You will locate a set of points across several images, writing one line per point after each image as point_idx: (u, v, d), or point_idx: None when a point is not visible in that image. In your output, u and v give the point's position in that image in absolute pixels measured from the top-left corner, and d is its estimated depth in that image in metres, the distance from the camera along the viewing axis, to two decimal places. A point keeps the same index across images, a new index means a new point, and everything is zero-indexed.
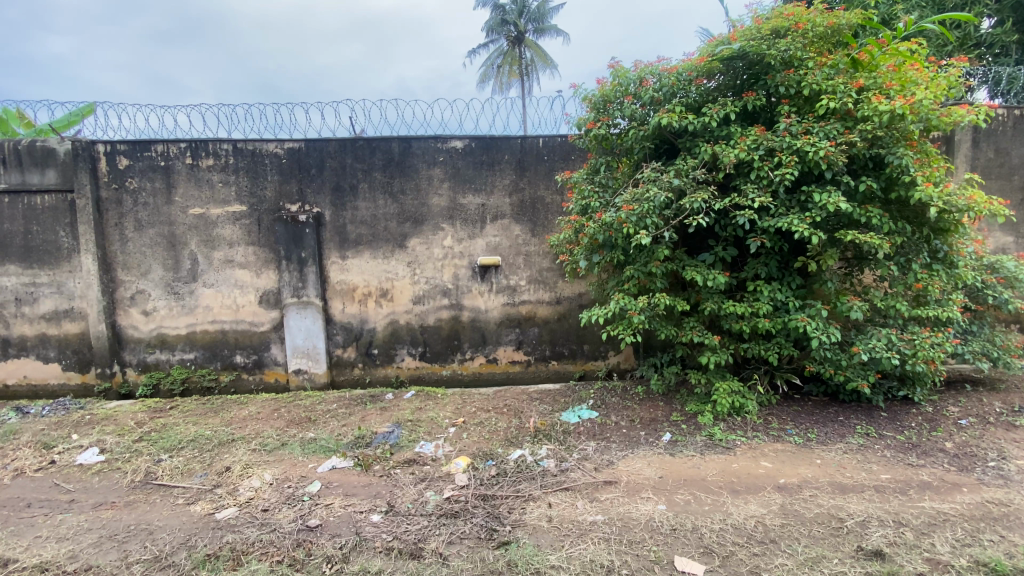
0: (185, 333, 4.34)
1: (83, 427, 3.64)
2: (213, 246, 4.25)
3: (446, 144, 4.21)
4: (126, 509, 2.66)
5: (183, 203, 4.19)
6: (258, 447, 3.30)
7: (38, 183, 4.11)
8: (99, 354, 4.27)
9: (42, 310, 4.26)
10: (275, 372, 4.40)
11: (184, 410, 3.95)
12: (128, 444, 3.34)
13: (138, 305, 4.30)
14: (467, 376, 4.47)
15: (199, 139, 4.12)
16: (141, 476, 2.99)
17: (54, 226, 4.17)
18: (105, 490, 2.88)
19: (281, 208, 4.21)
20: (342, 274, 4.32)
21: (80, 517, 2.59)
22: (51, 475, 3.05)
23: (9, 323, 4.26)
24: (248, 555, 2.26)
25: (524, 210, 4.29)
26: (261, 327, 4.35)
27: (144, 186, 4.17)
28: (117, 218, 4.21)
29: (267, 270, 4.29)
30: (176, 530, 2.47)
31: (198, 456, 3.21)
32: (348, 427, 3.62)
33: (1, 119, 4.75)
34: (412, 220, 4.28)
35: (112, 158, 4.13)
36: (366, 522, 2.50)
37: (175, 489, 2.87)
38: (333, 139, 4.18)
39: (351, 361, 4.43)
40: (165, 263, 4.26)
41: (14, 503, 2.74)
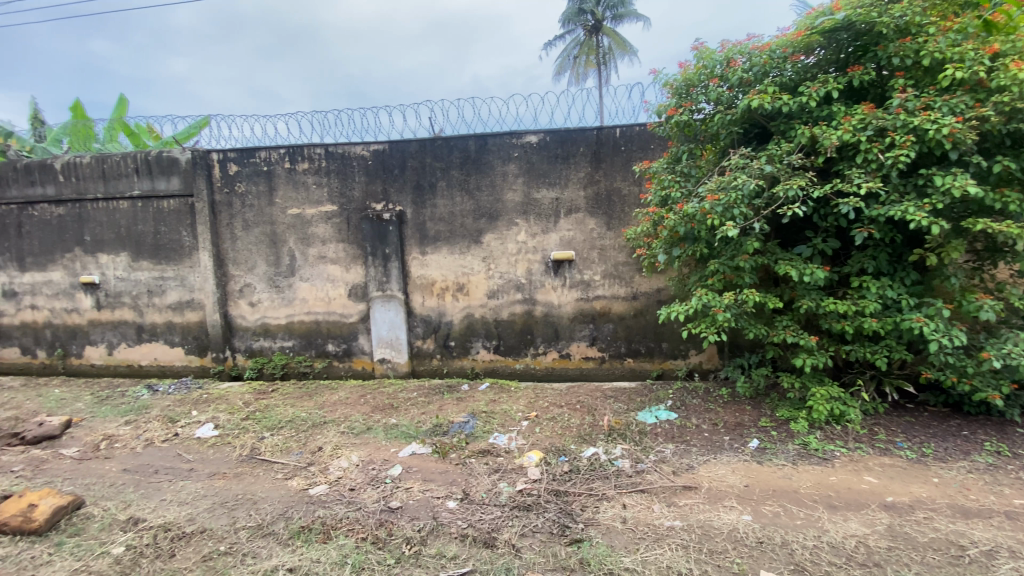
0: (285, 323, 4.74)
1: (200, 405, 4.10)
2: (308, 243, 4.59)
3: (521, 139, 4.22)
4: (235, 480, 2.97)
5: (283, 204, 4.57)
6: (346, 430, 3.54)
7: (165, 188, 4.67)
8: (215, 340, 4.78)
9: (169, 300, 4.85)
10: (361, 360, 4.68)
11: (284, 393, 4.34)
12: (238, 422, 3.73)
13: (246, 297, 4.76)
14: (541, 371, 4.46)
15: (296, 145, 4.47)
16: (248, 451, 3.31)
17: (178, 226, 4.72)
18: (217, 461, 3.22)
19: (367, 207, 4.46)
20: (422, 269, 4.49)
21: (198, 485, 2.93)
22: (175, 445, 3.47)
23: (142, 312, 4.90)
24: (337, 530, 2.42)
25: (600, 202, 4.19)
26: (350, 318, 4.65)
27: (250, 190, 4.59)
28: (227, 219, 4.67)
29: (354, 266, 4.56)
30: (276, 502, 2.71)
31: (295, 435, 3.51)
32: (426, 415, 3.77)
33: (136, 134, 5.45)
34: (487, 215, 4.35)
35: (224, 165, 4.59)
36: (444, 508, 2.59)
37: (275, 464, 3.15)
38: (414, 139, 4.34)
39: (430, 353, 4.60)
40: (268, 259, 4.67)
41: (146, 468, 3.16)
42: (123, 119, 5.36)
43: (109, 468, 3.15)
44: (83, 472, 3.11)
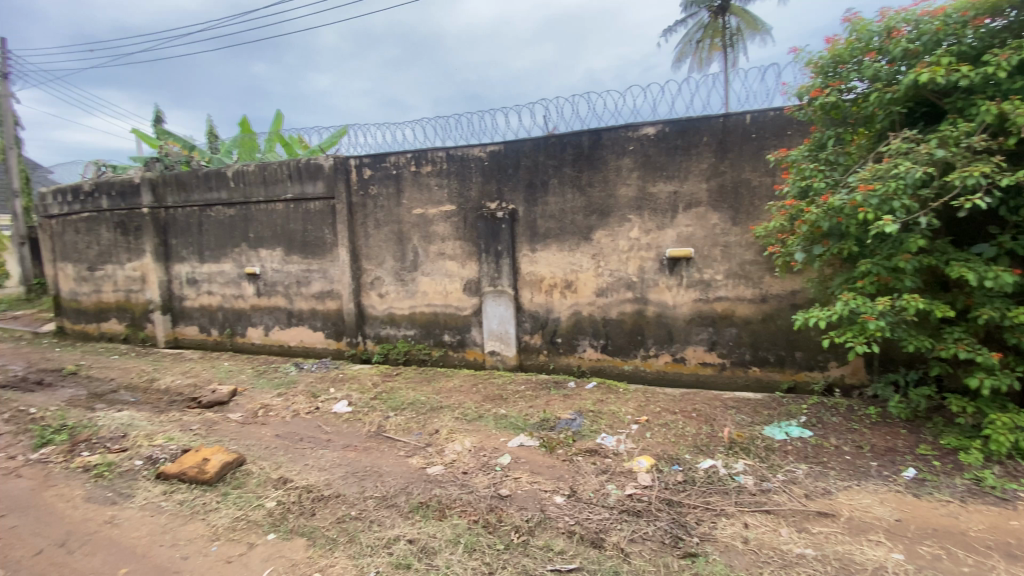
0: (408, 313, 5.14)
1: (337, 384, 4.62)
2: (430, 240, 4.93)
3: (637, 131, 4.09)
4: (364, 453, 3.30)
5: (409, 204, 4.96)
6: (460, 417, 3.74)
7: (312, 192, 5.32)
8: (349, 326, 5.36)
9: (313, 290, 5.52)
10: (474, 351, 4.90)
11: (406, 377, 4.73)
12: (367, 401, 4.14)
13: (375, 289, 5.25)
14: (651, 374, 4.30)
15: (421, 149, 4.81)
16: (375, 428, 3.67)
17: (322, 225, 5.35)
18: (350, 434, 3.61)
19: (483, 205, 4.66)
20: (532, 266, 4.57)
21: (334, 454, 3.30)
22: (316, 417, 3.95)
23: (292, 299, 5.64)
24: (452, 510, 2.58)
25: (725, 195, 3.91)
26: (464, 311, 4.90)
27: (381, 192, 5.04)
28: (362, 219, 5.19)
29: (470, 262, 4.79)
30: (400, 477, 2.97)
31: (415, 417, 3.80)
32: (535, 409, 3.84)
33: (290, 144, 6.27)
34: (599, 212, 4.29)
35: (360, 170, 5.10)
36: (551, 502, 2.63)
37: (399, 442, 3.45)
38: (528, 138, 4.43)
39: (538, 348, 4.67)
40: (395, 254, 5.10)
41: (293, 435, 3.64)
42: (280, 132, 6.19)
43: (265, 433, 3.67)
44: (245, 433, 3.65)
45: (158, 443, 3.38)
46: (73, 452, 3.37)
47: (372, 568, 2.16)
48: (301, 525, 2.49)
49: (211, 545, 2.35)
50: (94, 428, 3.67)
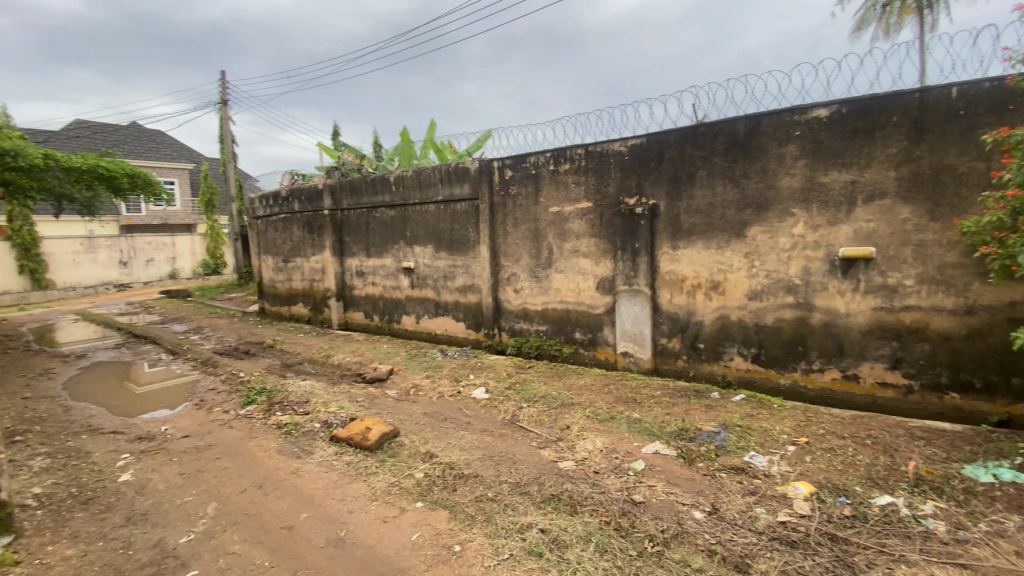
0: (541, 309, 5.25)
1: (476, 371, 4.93)
2: (565, 238, 4.96)
3: (806, 114, 3.63)
4: (499, 439, 3.46)
5: (546, 203, 5.05)
6: (592, 415, 3.73)
7: (459, 194, 5.72)
8: (487, 319, 5.66)
9: (457, 283, 5.94)
10: (605, 351, 4.83)
11: (539, 371, 4.85)
12: (503, 390, 4.34)
13: (512, 284, 5.46)
14: (812, 392, 3.79)
15: (560, 148, 4.87)
16: (510, 417, 3.82)
17: (467, 223, 5.72)
18: (487, 420, 3.82)
19: (621, 201, 4.55)
20: (673, 265, 4.34)
21: (473, 436, 3.52)
22: (458, 401, 4.25)
23: (438, 292, 6.14)
24: (584, 507, 2.58)
25: (921, 184, 3.27)
26: (597, 310, 4.84)
27: (521, 191, 5.22)
28: (502, 217, 5.43)
29: (605, 260, 4.72)
30: (532, 466, 3.05)
31: (547, 410, 3.88)
32: (672, 416, 3.66)
33: (441, 149, 6.82)
34: (755, 206, 3.90)
35: (502, 171, 5.35)
36: (689, 516, 2.47)
37: (532, 433, 3.55)
38: (674, 129, 4.21)
39: (676, 352, 4.43)
40: (531, 251, 5.25)
41: (438, 415, 3.96)
42: (432, 139, 6.78)
43: (415, 410, 4.06)
44: (398, 409, 4.08)
45: (331, 410, 3.94)
46: (271, 411, 4.10)
47: (506, 550, 2.25)
48: (444, 498, 2.70)
49: (370, 503, 2.67)
50: (285, 393, 4.42)
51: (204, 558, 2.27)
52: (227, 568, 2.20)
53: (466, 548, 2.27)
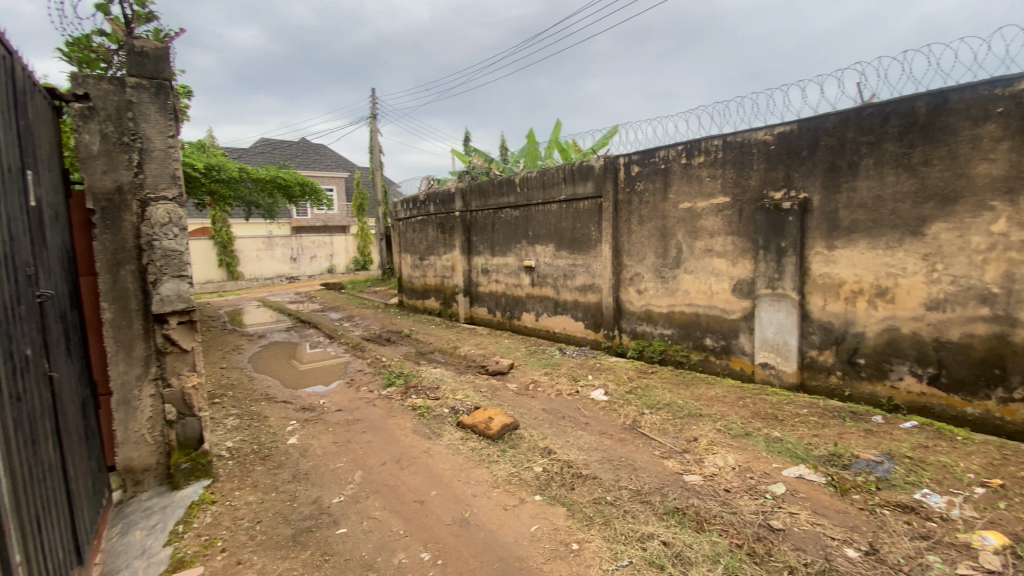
0: (667, 312, 5.01)
1: (595, 372, 4.88)
2: (697, 236, 4.67)
3: (1015, 85, 2.95)
4: (619, 443, 3.38)
5: (676, 198, 4.81)
6: (723, 429, 3.46)
7: (583, 191, 5.69)
8: (608, 319, 5.56)
9: (577, 282, 5.92)
10: (740, 360, 4.45)
11: (664, 377, 4.65)
12: (624, 393, 4.24)
13: (635, 284, 5.29)
14: (1015, 427, 3.07)
15: (694, 140, 4.59)
16: (631, 421, 3.71)
17: (590, 222, 5.68)
18: (607, 422, 3.75)
19: (764, 196, 4.15)
20: (826, 267, 3.84)
21: (592, 437, 3.48)
22: (577, 400, 4.25)
23: (559, 290, 6.18)
24: (711, 525, 2.41)
25: None
26: (731, 315, 4.48)
27: (648, 187, 5.03)
28: (627, 215, 5.29)
29: (742, 260, 4.34)
30: (655, 475, 2.93)
31: (672, 419, 3.69)
32: (820, 439, 3.24)
33: (566, 148, 6.85)
34: (939, 198, 3.28)
35: (628, 167, 5.20)
36: (839, 552, 2.17)
37: (654, 441, 3.40)
38: (832, 113, 3.72)
39: (827, 367, 3.91)
40: (657, 250, 5.03)
41: (557, 412, 3.99)
42: (557, 138, 6.85)
43: (534, 405, 4.15)
44: (518, 403, 4.21)
45: (458, 397, 4.20)
46: (407, 393, 4.51)
47: (626, 557, 2.19)
48: (562, 495, 2.72)
49: (492, 490, 2.79)
50: (419, 378, 4.82)
51: (352, 518, 2.58)
52: (369, 530, 2.47)
53: (584, 548, 2.26)
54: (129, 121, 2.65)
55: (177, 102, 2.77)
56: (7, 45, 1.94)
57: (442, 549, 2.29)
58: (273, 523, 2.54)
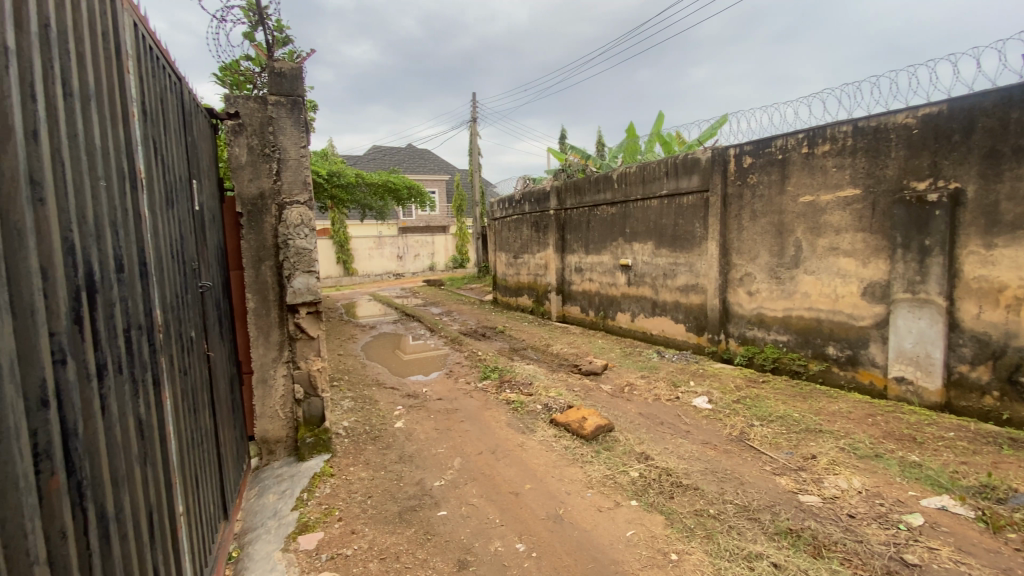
0: (782, 316, 4.60)
1: (697, 378, 4.62)
2: (819, 232, 4.23)
3: None
4: (724, 455, 3.17)
5: (795, 191, 4.39)
6: (847, 448, 3.10)
7: (687, 186, 5.41)
8: (713, 323, 5.24)
9: (678, 282, 5.65)
10: (870, 373, 3.96)
11: (776, 388, 4.28)
12: (730, 402, 3.98)
13: (745, 286, 4.92)
14: None
15: (818, 127, 4.16)
16: (738, 433, 3.47)
17: (694, 218, 5.38)
18: (709, 432, 3.54)
19: (904, 186, 3.64)
20: (983, 269, 3.28)
21: (693, 446, 3.30)
22: (676, 406, 4.06)
23: (658, 291, 5.95)
24: (831, 552, 2.17)
25: None
26: (860, 321, 4.00)
27: (763, 180, 4.65)
28: (736, 210, 4.94)
29: (875, 260, 3.86)
30: (764, 492, 2.71)
31: (785, 433, 3.39)
32: (971, 467, 2.78)
33: (669, 141, 6.56)
34: None
35: (740, 159, 4.86)
36: None
37: (765, 455, 3.15)
38: (996, 88, 3.17)
39: (983, 386, 3.34)
40: (772, 249, 4.63)
41: (655, 417, 3.85)
42: (660, 131, 6.59)
43: (630, 408, 4.04)
44: (613, 405, 4.12)
45: (551, 395, 4.22)
46: (502, 388, 4.63)
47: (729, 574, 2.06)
48: (660, 502, 2.62)
49: (586, 490, 2.77)
50: (514, 374, 4.93)
51: (451, 502, 2.71)
52: (467, 516, 2.58)
53: (684, 560, 2.16)
54: (270, 134, 3.01)
55: (308, 116, 3.11)
56: (180, 74, 2.31)
57: (537, 543, 2.33)
58: (381, 499, 2.76)
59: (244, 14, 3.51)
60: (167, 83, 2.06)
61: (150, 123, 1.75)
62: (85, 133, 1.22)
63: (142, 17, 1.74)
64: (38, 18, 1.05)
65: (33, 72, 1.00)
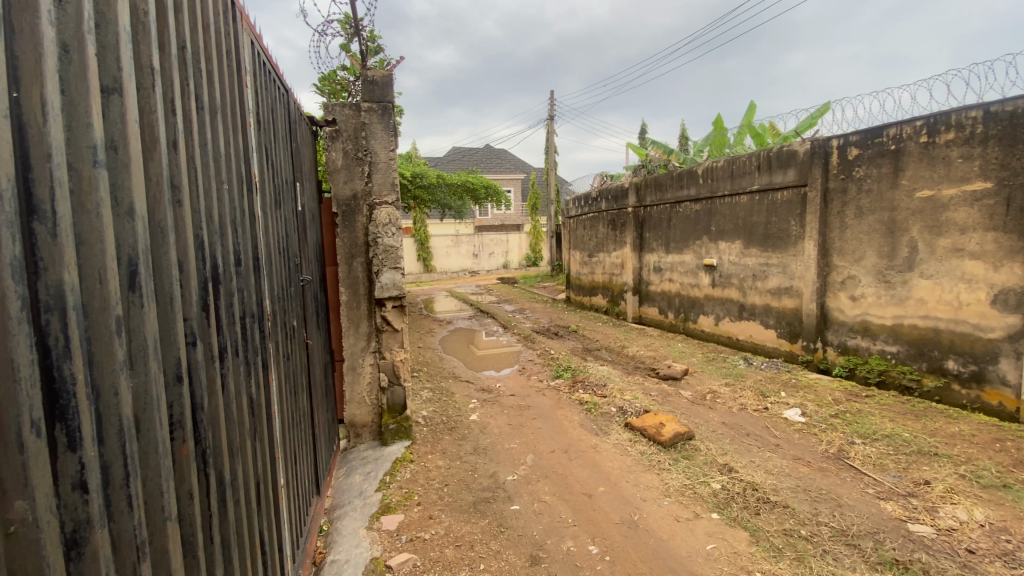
0: (890, 325, 4.14)
1: (789, 388, 4.28)
2: (939, 232, 3.77)
3: None
4: (819, 473, 2.92)
5: (910, 185, 3.94)
6: (969, 476, 2.74)
7: (781, 181, 5.02)
8: (808, 329, 4.84)
9: (770, 285, 5.28)
10: (999, 394, 3.49)
11: (882, 403, 3.86)
12: (827, 417, 3.65)
13: (848, 290, 4.49)
14: None
15: (940, 112, 3.70)
16: (835, 450, 3.18)
17: (788, 216, 4.99)
18: (802, 447, 3.28)
19: None
20: None
21: (784, 461, 3.07)
22: (765, 417, 3.79)
23: (745, 293, 5.60)
24: None
25: None
26: (990, 333, 3.52)
27: (871, 173, 4.21)
28: (839, 207, 4.51)
29: (1010, 263, 3.39)
30: (866, 517, 2.46)
31: (892, 454, 3.06)
32: None
33: (761, 133, 6.13)
34: None
35: (844, 150, 4.43)
36: None
37: (867, 476, 2.86)
38: None
39: None
40: (881, 249, 4.19)
41: (740, 428, 3.62)
42: (751, 123, 6.19)
43: (713, 416, 3.83)
44: (694, 412, 3.94)
45: (627, 398, 4.12)
46: (575, 387, 4.60)
47: None
48: (745, 518, 2.47)
49: (663, 498, 2.68)
50: (587, 374, 4.88)
51: (524, 498, 2.74)
52: (540, 512, 2.59)
53: None
54: (363, 139, 3.21)
55: (397, 121, 3.27)
56: (287, 86, 2.54)
57: (610, 547, 2.29)
58: (457, 488, 2.86)
59: (341, 27, 3.78)
60: (277, 95, 2.27)
61: (263, 132, 1.95)
62: (212, 142, 1.38)
63: (258, 36, 1.93)
64: (177, 41, 1.20)
65: (172, 89, 1.15)
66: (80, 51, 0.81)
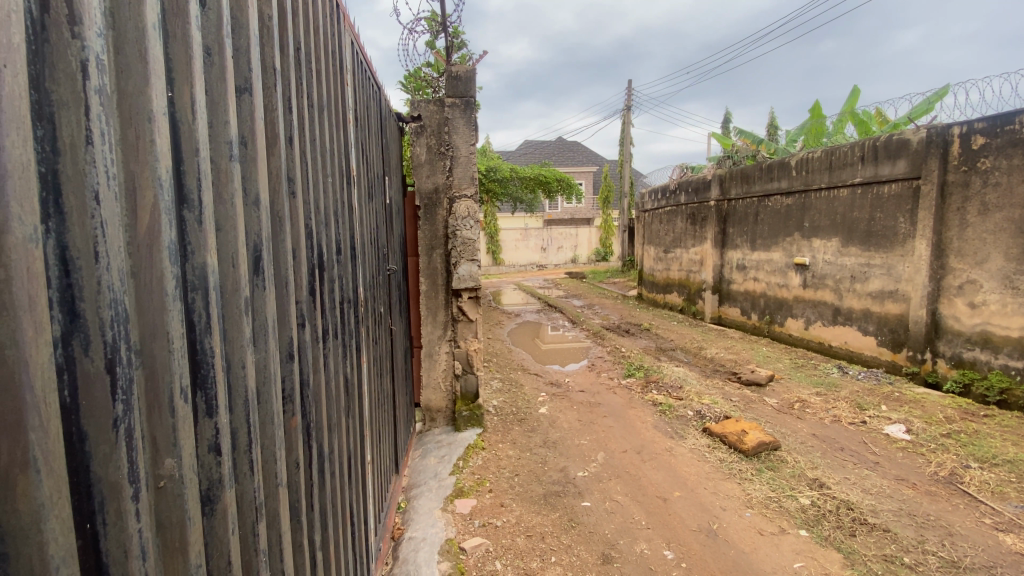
0: (1018, 337, 3.65)
1: (891, 402, 3.89)
2: None
3: None
4: (927, 497, 2.63)
5: None
6: None
7: (889, 173, 4.55)
8: (915, 338, 4.37)
9: (871, 288, 4.82)
10: None
11: (1005, 425, 3.41)
12: (936, 436, 3.29)
13: (966, 296, 3.99)
14: None
15: None
16: (946, 472, 2.85)
17: (896, 212, 4.52)
18: (906, 467, 2.97)
19: None
20: None
21: (883, 481, 2.80)
22: (862, 431, 3.48)
23: (842, 296, 5.15)
24: None
25: None
26: None
27: (1000, 165, 3.72)
28: (959, 202, 4.02)
29: None
30: (981, 549, 2.20)
31: (1017, 483, 2.70)
32: None
33: (865, 120, 5.58)
34: None
35: (967, 139, 3.94)
36: None
37: (984, 504, 2.54)
38: None
39: None
40: (1009, 251, 3.69)
41: (833, 441, 3.35)
42: (853, 110, 5.66)
43: (801, 427, 3.57)
44: (780, 421, 3.69)
45: (705, 402, 3.95)
46: (649, 387, 4.47)
47: None
48: (838, 538, 2.29)
49: (745, 509, 2.54)
50: (662, 374, 4.72)
51: (595, 495, 2.71)
52: (612, 511, 2.56)
53: None
54: (446, 134, 3.29)
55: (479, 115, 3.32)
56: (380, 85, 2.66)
57: (687, 553, 2.22)
58: (528, 479, 2.89)
59: (428, 26, 3.89)
60: (371, 93, 2.38)
61: (360, 129, 2.06)
62: (320, 138, 1.48)
63: (357, 37, 2.04)
64: (294, 44, 1.29)
65: (289, 89, 1.24)
66: (220, 54, 0.89)
